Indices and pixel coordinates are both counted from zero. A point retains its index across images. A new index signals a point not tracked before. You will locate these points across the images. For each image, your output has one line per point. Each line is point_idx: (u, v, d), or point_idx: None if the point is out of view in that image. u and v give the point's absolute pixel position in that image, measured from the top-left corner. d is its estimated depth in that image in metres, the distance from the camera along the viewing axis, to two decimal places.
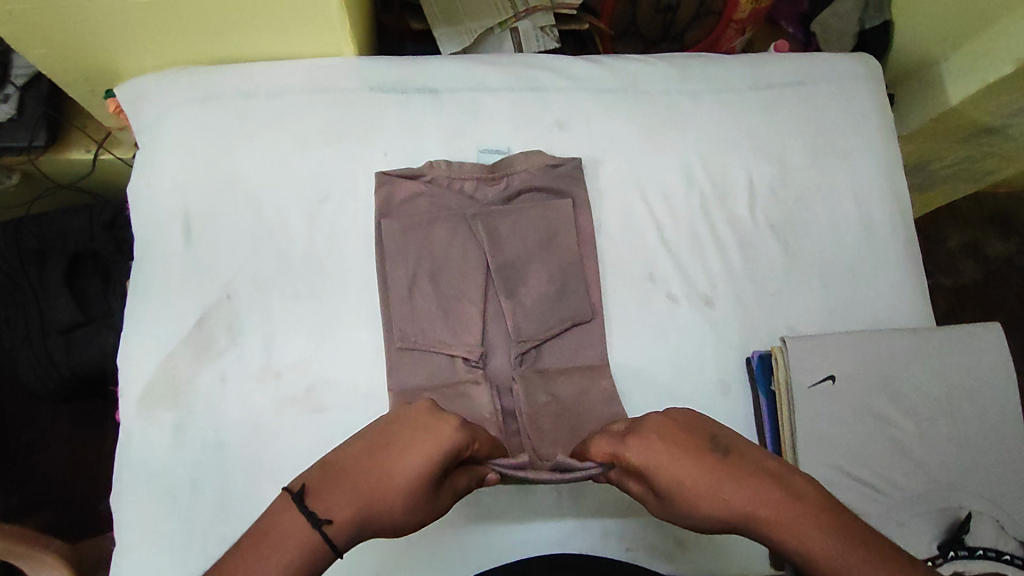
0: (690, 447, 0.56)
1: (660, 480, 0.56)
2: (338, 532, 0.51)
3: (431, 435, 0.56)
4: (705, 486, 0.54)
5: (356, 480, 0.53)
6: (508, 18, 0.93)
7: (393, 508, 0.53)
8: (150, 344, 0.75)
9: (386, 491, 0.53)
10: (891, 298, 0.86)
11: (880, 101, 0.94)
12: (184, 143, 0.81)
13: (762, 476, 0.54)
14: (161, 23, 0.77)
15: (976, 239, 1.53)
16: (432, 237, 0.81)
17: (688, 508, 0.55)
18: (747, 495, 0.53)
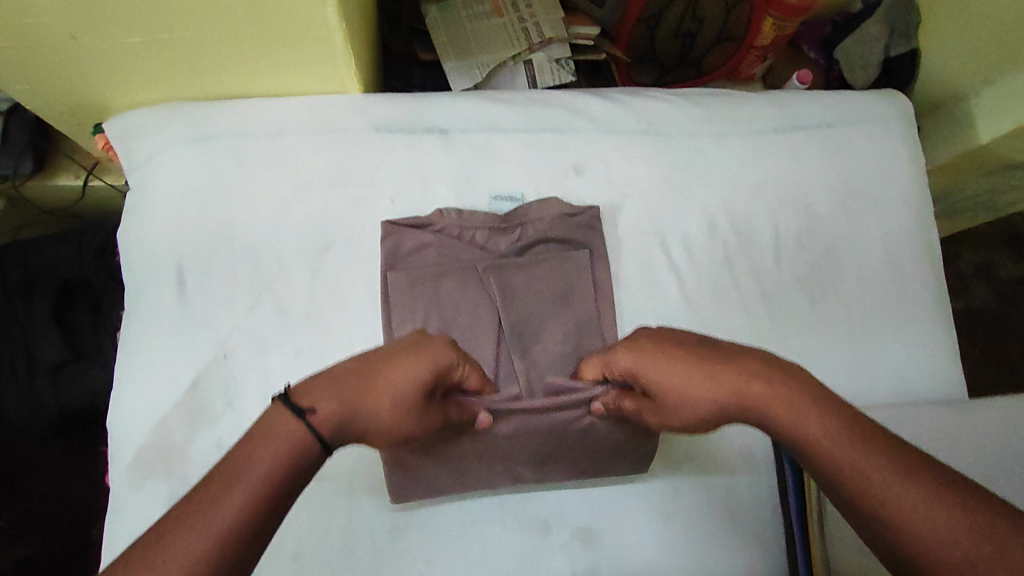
0: (693, 348, 0.55)
1: (660, 385, 0.54)
2: (324, 425, 0.48)
3: (423, 350, 0.54)
4: (712, 384, 0.52)
5: (346, 378, 0.50)
6: (524, 49, 0.88)
7: (380, 414, 0.51)
8: (143, 406, 0.71)
9: (373, 392, 0.50)
10: (919, 356, 0.83)
11: (913, 145, 0.90)
12: (177, 189, 0.76)
13: (770, 367, 0.52)
14: (153, 61, 0.71)
15: (990, 260, 1.44)
16: (441, 291, 0.76)
17: (693, 405, 0.53)
18: (759, 392, 0.51)
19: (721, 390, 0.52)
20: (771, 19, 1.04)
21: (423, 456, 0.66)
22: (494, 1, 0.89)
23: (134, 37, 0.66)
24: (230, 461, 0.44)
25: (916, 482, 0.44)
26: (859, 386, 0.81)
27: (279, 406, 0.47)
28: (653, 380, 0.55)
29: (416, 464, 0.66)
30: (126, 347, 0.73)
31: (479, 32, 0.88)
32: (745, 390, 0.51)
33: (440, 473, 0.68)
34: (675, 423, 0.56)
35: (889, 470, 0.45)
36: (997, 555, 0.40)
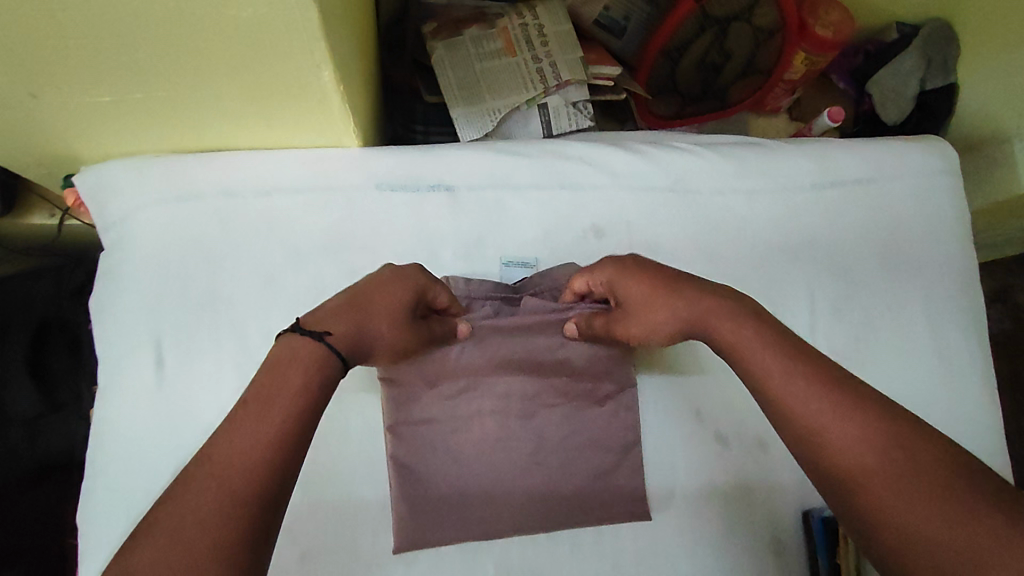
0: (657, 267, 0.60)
1: (631, 294, 0.59)
2: (341, 345, 0.50)
3: (399, 277, 0.57)
4: (674, 300, 0.56)
5: (342, 309, 0.52)
6: (539, 93, 0.82)
7: (381, 330, 0.54)
8: (119, 501, 0.64)
9: (370, 313, 0.54)
10: (964, 437, 0.76)
11: (958, 203, 0.83)
12: (156, 255, 0.69)
13: (732, 298, 0.55)
14: (127, 118, 0.63)
15: (1007, 283, 1.28)
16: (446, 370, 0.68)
17: (659, 314, 0.57)
18: (720, 315, 0.54)
19: (680, 313, 0.56)
20: (804, 54, 0.96)
21: (418, 399, 0.68)
22: (506, 38, 0.83)
23: (103, 97, 0.59)
24: (257, 390, 0.45)
25: (847, 410, 0.45)
26: None
27: (294, 337, 0.49)
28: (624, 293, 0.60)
29: (416, 419, 0.68)
30: (100, 433, 0.67)
31: (489, 74, 0.82)
32: (699, 305, 0.55)
33: (442, 445, 0.69)
34: (630, 337, 0.61)
35: (818, 397, 0.47)
36: (900, 484, 0.42)
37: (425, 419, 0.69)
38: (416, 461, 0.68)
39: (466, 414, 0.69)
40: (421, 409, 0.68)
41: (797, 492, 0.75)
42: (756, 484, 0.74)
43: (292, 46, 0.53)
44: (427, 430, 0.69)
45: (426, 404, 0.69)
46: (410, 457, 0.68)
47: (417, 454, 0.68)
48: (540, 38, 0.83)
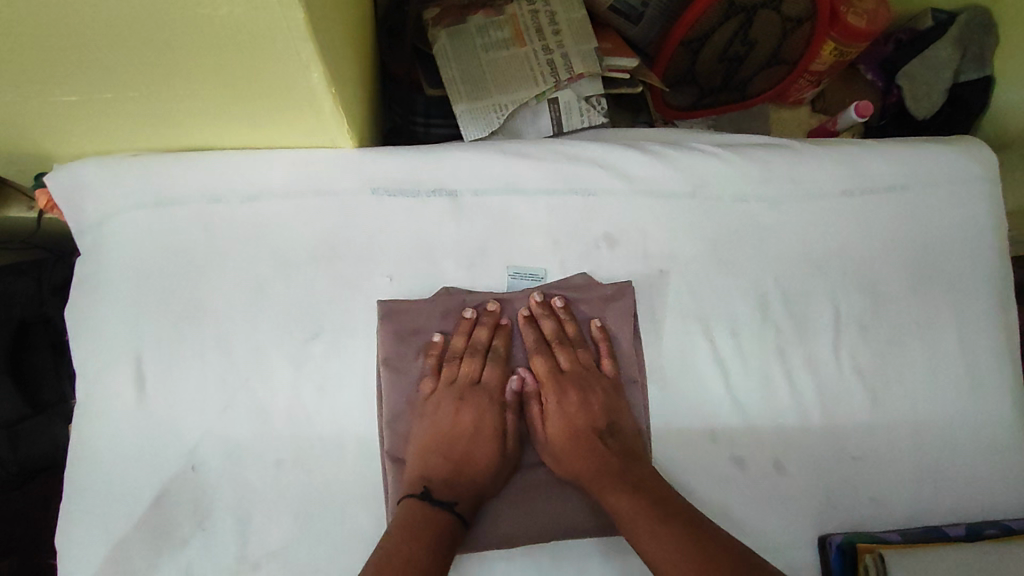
0: (585, 381, 0.66)
1: (561, 406, 0.64)
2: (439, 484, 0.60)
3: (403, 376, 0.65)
4: (580, 430, 0.63)
5: (422, 448, 0.62)
6: (550, 88, 0.77)
7: (454, 432, 0.62)
8: (97, 526, 0.60)
9: (431, 435, 0.62)
10: (992, 461, 0.72)
11: (997, 212, 0.77)
12: (137, 262, 0.64)
13: (599, 432, 0.63)
14: (102, 117, 0.58)
15: None
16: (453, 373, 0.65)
17: (556, 432, 0.64)
18: (588, 451, 0.62)
19: (577, 454, 0.62)
20: (833, 44, 0.89)
21: (468, 410, 0.63)
22: (515, 27, 0.78)
23: (70, 96, 0.54)
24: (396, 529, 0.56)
25: (671, 538, 0.54)
26: (920, 496, 0.70)
27: (418, 504, 0.58)
28: (558, 399, 0.65)
29: (458, 429, 0.62)
30: (76, 452, 0.62)
31: (496, 66, 0.77)
32: (590, 433, 0.63)
33: (468, 450, 0.62)
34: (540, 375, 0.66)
35: (620, 494, 0.59)
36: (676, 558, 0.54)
37: (476, 428, 0.63)
38: (457, 474, 0.61)
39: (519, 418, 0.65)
40: (472, 421, 0.63)
41: (823, 517, 0.68)
42: (781, 508, 0.68)
43: (276, 47, 0.48)
44: (479, 442, 0.62)
45: (474, 417, 0.63)
46: (435, 469, 0.61)
47: (461, 466, 0.61)
48: (552, 26, 0.79)
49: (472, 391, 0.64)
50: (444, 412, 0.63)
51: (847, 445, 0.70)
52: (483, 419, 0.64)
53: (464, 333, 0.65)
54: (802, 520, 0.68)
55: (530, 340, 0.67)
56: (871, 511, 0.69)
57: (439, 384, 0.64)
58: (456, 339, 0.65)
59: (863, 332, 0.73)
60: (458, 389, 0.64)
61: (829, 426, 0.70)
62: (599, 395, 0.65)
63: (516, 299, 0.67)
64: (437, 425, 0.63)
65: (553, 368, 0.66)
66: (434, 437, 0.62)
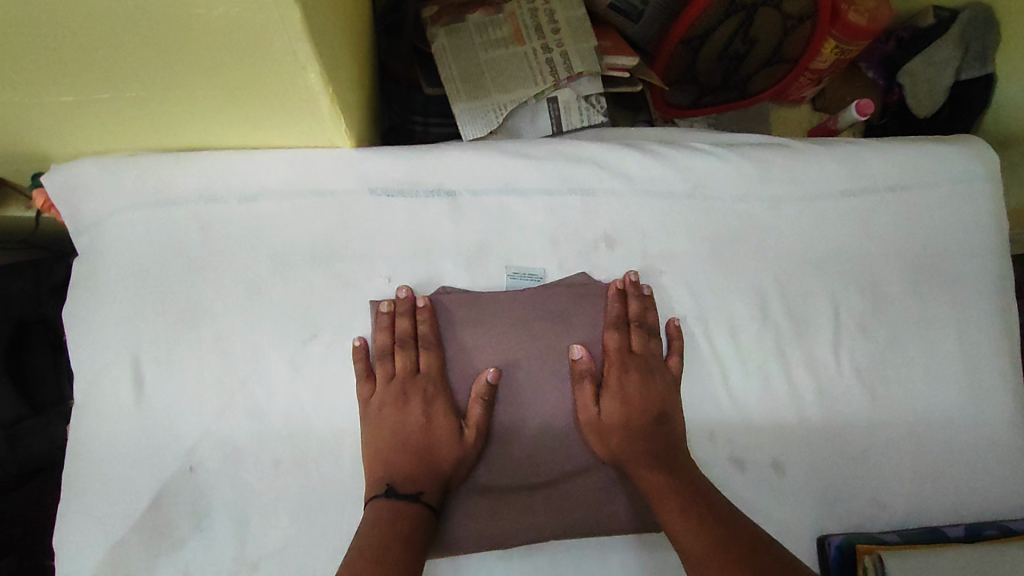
0: (648, 365, 0.66)
1: (621, 383, 0.65)
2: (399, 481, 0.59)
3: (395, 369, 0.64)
4: (638, 411, 0.64)
5: (377, 446, 0.61)
6: (548, 87, 0.76)
7: (428, 429, 0.62)
8: (96, 528, 0.60)
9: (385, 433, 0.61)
10: (991, 462, 0.71)
11: (997, 211, 0.77)
12: (134, 263, 0.64)
13: (654, 419, 0.64)
14: (97, 117, 0.58)
15: None
16: (409, 371, 0.63)
17: (609, 409, 0.63)
18: (645, 432, 0.63)
19: (628, 433, 0.63)
20: (833, 42, 0.88)
21: (417, 406, 0.63)
22: (514, 26, 0.78)
23: (65, 96, 0.53)
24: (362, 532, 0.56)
25: (699, 527, 0.57)
26: (919, 497, 0.70)
27: (387, 502, 0.58)
28: (620, 375, 0.65)
29: (409, 425, 0.62)
30: (74, 454, 0.61)
31: (494, 65, 0.76)
32: (645, 417, 0.64)
33: (416, 448, 0.61)
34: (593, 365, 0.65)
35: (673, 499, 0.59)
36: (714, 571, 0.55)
37: (428, 421, 0.62)
38: (421, 466, 0.61)
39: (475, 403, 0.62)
40: (419, 416, 0.62)
41: (823, 518, 0.68)
42: (779, 510, 0.67)
43: (273, 45, 0.48)
44: (433, 433, 0.62)
45: (424, 408, 0.63)
46: (396, 465, 0.60)
47: (424, 459, 0.61)
48: (551, 25, 0.78)
49: (411, 387, 0.63)
50: (389, 410, 0.62)
51: (847, 446, 0.70)
52: (433, 411, 0.62)
53: (384, 331, 0.64)
54: (801, 522, 0.67)
55: (610, 315, 0.66)
56: (870, 512, 0.69)
57: (378, 385, 0.63)
58: (378, 338, 0.64)
59: (864, 333, 0.72)
60: (398, 385, 0.63)
61: (828, 427, 0.70)
62: (660, 383, 0.66)
63: (504, 297, 0.65)
64: (387, 424, 0.62)
65: (623, 346, 0.66)
66: (388, 435, 0.61)
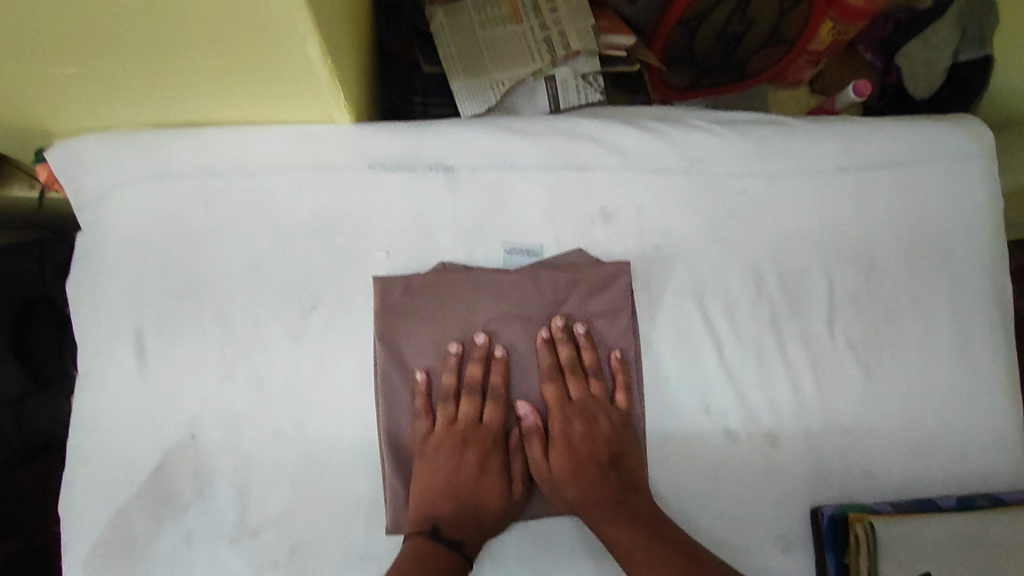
0: (591, 411, 0.66)
1: (566, 436, 0.65)
2: (443, 523, 0.61)
3: (440, 413, 0.65)
4: (585, 459, 0.65)
5: (428, 489, 0.62)
6: (547, 65, 0.77)
7: (471, 475, 0.63)
8: (100, 494, 0.61)
9: (431, 478, 0.63)
10: (983, 436, 0.72)
11: (992, 188, 0.77)
12: (135, 236, 0.65)
13: (601, 463, 0.65)
14: (99, 89, 0.59)
15: None
16: (454, 413, 0.65)
17: (557, 462, 0.65)
18: (594, 477, 0.64)
19: (586, 482, 0.64)
20: (830, 23, 0.88)
21: (470, 451, 0.64)
22: (513, 5, 0.78)
23: (68, 68, 0.54)
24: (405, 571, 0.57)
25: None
26: (911, 470, 0.71)
27: (431, 540, 0.59)
28: (564, 428, 0.65)
29: (462, 472, 0.63)
30: (79, 422, 0.63)
31: (493, 42, 0.77)
32: (599, 461, 0.65)
33: (467, 486, 0.63)
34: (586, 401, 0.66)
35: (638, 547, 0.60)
36: None
37: (480, 467, 0.64)
38: (465, 509, 0.62)
39: (515, 454, 0.66)
40: (474, 465, 0.64)
41: (816, 490, 0.69)
42: (772, 481, 0.68)
43: (270, 16, 0.48)
44: (483, 483, 0.63)
45: (478, 460, 0.64)
46: (440, 507, 0.62)
47: (468, 501, 0.62)
48: (550, 3, 0.79)
49: (469, 435, 0.64)
50: (443, 458, 0.63)
51: (841, 419, 0.71)
52: (486, 461, 0.64)
53: (452, 372, 0.65)
54: (794, 493, 0.68)
55: (543, 366, 0.66)
56: (863, 484, 0.70)
57: (437, 427, 0.64)
58: (445, 378, 0.65)
59: (858, 308, 0.73)
60: (455, 432, 0.64)
61: (822, 400, 0.71)
62: (607, 426, 0.66)
63: (492, 278, 0.66)
64: (439, 467, 0.63)
65: (563, 396, 0.66)
66: (438, 477, 0.63)
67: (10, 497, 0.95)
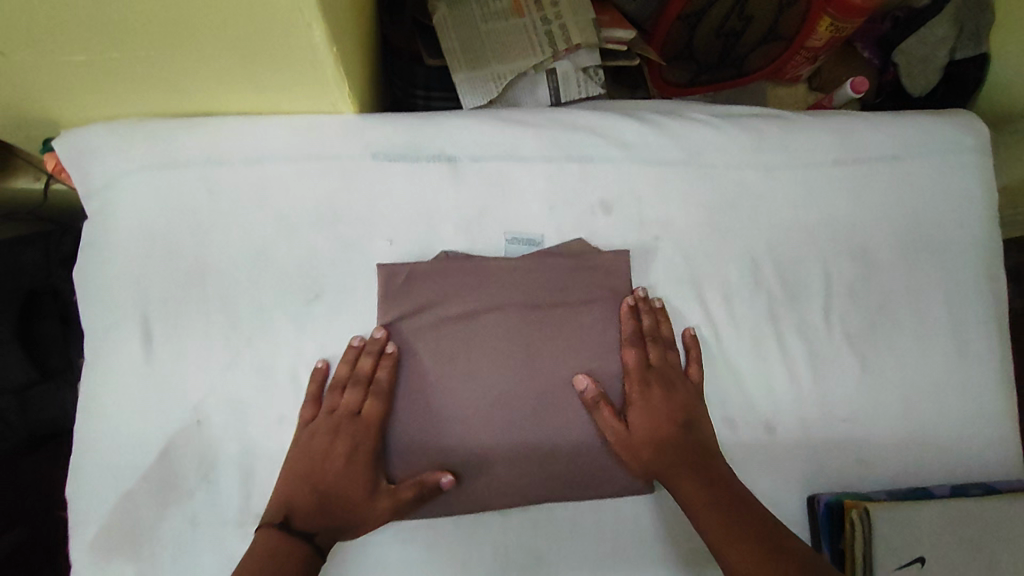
0: (669, 378, 0.67)
1: (644, 397, 0.65)
2: (304, 516, 0.59)
3: (332, 403, 0.64)
4: (662, 421, 0.65)
5: (294, 481, 0.61)
6: (547, 58, 0.78)
7: (339, 469, 0.61)
8: (107, 478, 0.62)
9: (303, 467, 0.61)
10: (979, 425, 0.73)
11: (987, 181, 0.78)
12: (142, 224, 0.66)
13: (677, 426, 0.64)
14: (107, 79, 0.60)
15: None
16: (340, 404, 0.63)
17: (635, 421, 0.65)
18: (670, 440, 0.64)
19: (665, 441, 0.64)
20: (828, 19, 0.88)
21: (343, 445, 0.62)
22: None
23: (77, 56, 0.55)
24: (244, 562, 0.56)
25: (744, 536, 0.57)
26: (906, 457, 0.72)
27: (278, 532, 0.57)
28: (642, 391, 0.66)
29: (330, 460, 0.61)
30: (85, 407, 0.63)
31: (495, 36, 0.78)
32: (671, 427, 0.64)
33: (341, 480, 0.61)
34: (657, 370, 0.67)
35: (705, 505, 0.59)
36: None
37: (352, 461, 0.62)
38: (324, 504, 0.60)
39: (388, 452, 0.63)
40: (345, 456, 0.62)
41: (813, 477, 0.70)
42: (769, 468, 0.69)
43: (279, 6, 0.49)
44: (349, 476, 0.61)
45: (348, 453, 0.62)
46: (302, 495, 0.60)
47: (336, 494, 0.61)
48: None
49: (345, 426, 0.62)
50: (315, 444, 0.62)
51: (837, 408, 0.71)
52: (356, 457, 0.62)
53: (348, 361, 0.64)
54: (791, 481, 0.69)
55: (626, 333, 0.67)
56: (859, 472, 0.71)
57: (319, 413, 0.64)
58: (340, 367, 0.65)
59: (854, 299, 0.74)
60: (333, 420, 0.63)
61: (819, 389, 0.72)
62: (682, 394, 0.66)
63: (557, 265, 0.68)
64: (308, 457, 0.61)
65: (644, 362, 0.67)
66: (301, 467, 0.61)
67: (15, 489, 0.96)
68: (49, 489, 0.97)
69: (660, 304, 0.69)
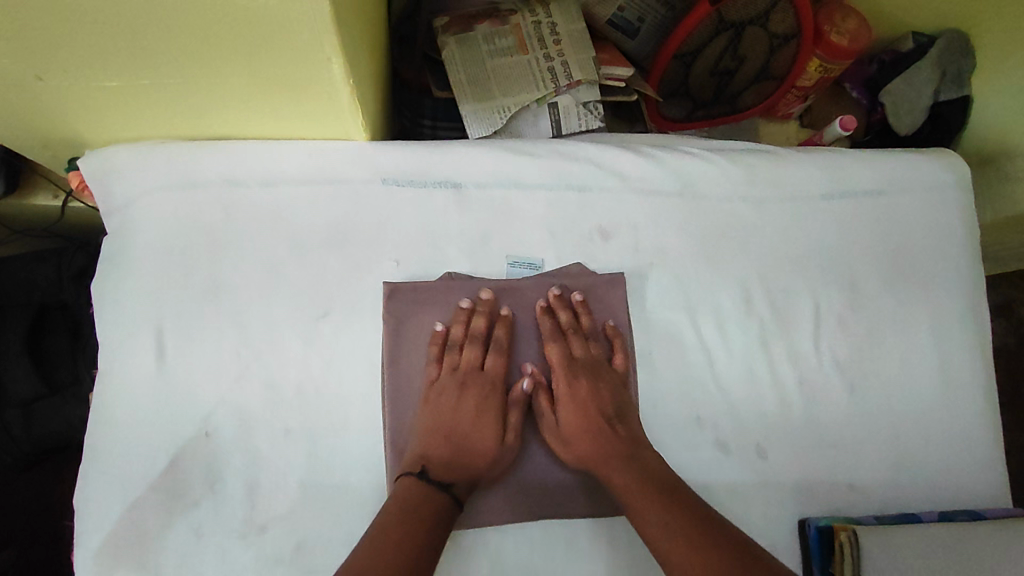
0: (598, 373, 0.69)
1: (572, 394, 0.67)
2: (440, 473, 0.62)
3: (450, 357, 0.68)
4: (590, 414, 0.66)
5: (430, 435, 0.65)
6: (549, 93, 0.82)
7: (475, 424, 0.65)
8: (115, 487, 0.63)
9: (433, 425, 0.65)
10: (963, 453, 0.75)
11: (970, 219, 0.82)
12: (158, 241, 0.69)
13: (608, 420, 0.66)
14: (133, 103, 0.63)
15: (1011, 297, 1.25)
16: (466, 359, 0.68)
17: (566, 418, 0.67)
18: (601, 435, 0.65)
19: (593, 433, 0.65)
20: (817, 61, 0.95)
21: (470, 397, 0.67)
22: (518, 36, 0.84)
23: (110, 81, 0.59)
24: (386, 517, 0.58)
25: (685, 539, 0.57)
26: (894, 483, 0.73)
27: (418, 481, 0.61)
28: (569, 388, 0.68)
29: (461, 412, 0.66)
30: (97, 416, 0.65)
31: (500, 71, 0.83)
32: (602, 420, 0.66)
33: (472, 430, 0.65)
34: (586, 365, 0.69)
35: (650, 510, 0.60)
36: None
37: (476, 414, 0.66)
38: (456, 457, 0.64)
39: (514, 411, 0.67)
40: (472, 410, 0.66)
41: (804, 499, 0.71)
42: (757, 492, 0.70)
43: (302, 37, 0.53)
44: (478, 428, 0.65)
45: (476, 407, 0.66)
46: (435, 448, 0.64)
47: (462, 446, 0.65)
48: (553, 36, 0.84)
49: (472, 379, 0.67)
50: (445, 400, 0.66)
51: (827, 434, 0.73)
52: (485, 407, 0.67)
53: (462, 322, 0.69)
54: (784, 504, 0.70)
55: (544, 329, 0.70)
56: (849, 497, 0.72)
57: (441, 370, 0.68)
58: (456, 327, 0.69)
59: (843, 327, 0.77)
60: (459, 375, 0.67)
61: (809, 414, 0.74)
62: (609, 386, 0.68)
63: (518, 291, 0.72)
64: (439, 413, 0.66)
65: (566, 356, 0.69)
66: (437, 418, 0.65)
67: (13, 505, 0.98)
68: (45, 508, 0.98)
69: (579, 295, 0.71)
